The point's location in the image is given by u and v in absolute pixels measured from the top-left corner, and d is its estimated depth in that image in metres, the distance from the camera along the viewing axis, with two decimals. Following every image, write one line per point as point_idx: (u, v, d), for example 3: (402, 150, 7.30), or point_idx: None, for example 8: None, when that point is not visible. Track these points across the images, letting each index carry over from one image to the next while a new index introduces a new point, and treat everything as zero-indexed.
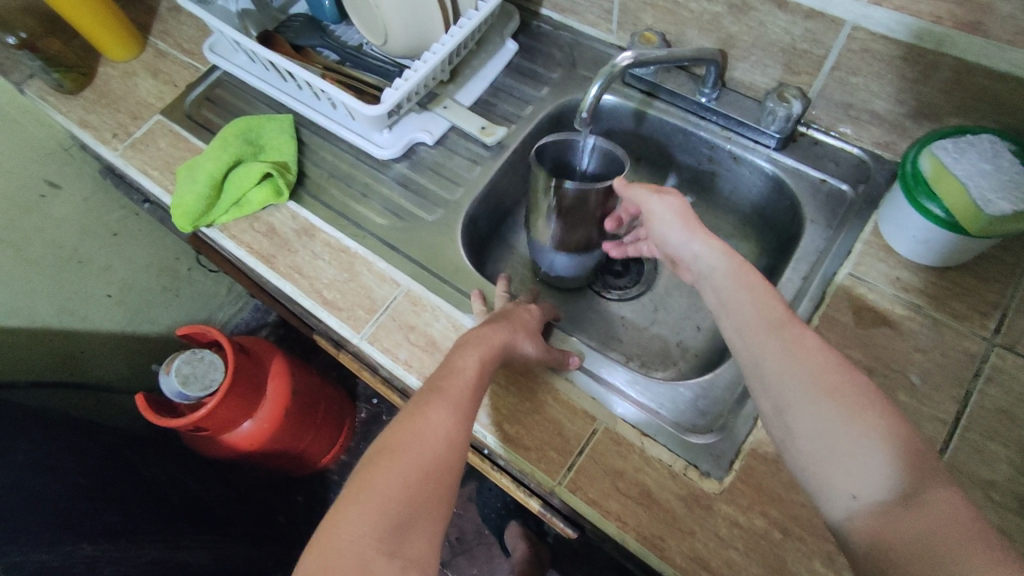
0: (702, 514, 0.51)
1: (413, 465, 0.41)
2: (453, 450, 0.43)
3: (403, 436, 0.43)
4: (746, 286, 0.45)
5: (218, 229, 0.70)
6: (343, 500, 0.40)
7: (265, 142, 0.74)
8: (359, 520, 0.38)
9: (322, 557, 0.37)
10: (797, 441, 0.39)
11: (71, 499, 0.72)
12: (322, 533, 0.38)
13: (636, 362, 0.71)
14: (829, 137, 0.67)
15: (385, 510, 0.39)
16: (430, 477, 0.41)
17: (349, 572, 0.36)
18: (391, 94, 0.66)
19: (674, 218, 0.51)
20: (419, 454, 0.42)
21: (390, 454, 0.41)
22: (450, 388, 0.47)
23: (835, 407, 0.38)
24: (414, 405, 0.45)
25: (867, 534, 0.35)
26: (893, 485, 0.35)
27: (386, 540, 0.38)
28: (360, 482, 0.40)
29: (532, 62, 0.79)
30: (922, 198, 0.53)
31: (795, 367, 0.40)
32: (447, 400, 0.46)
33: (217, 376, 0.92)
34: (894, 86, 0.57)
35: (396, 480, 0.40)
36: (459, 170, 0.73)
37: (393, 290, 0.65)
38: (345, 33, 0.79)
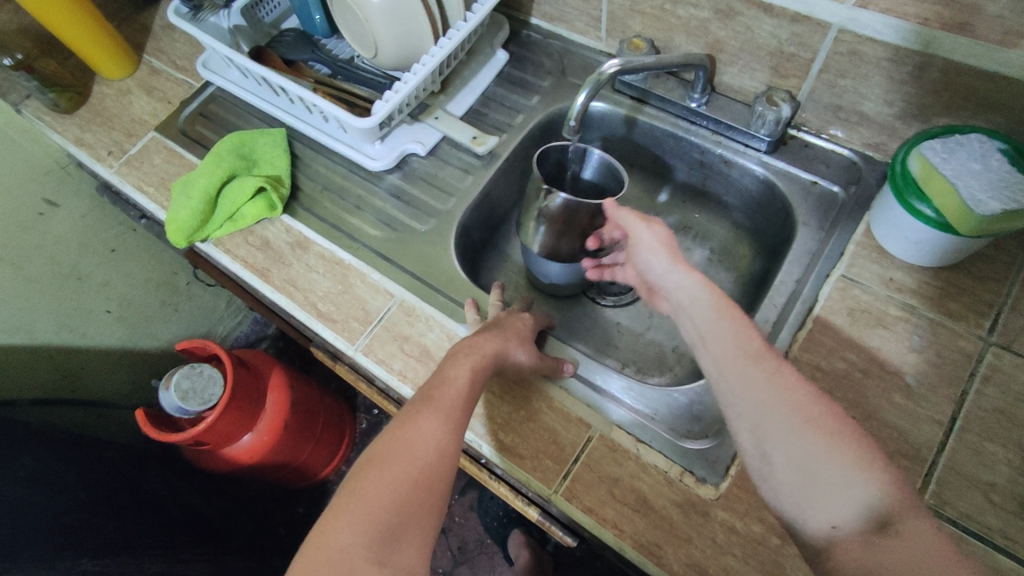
0: (699, 521, 0.51)
1: (405, 475, 0.41)
2: (447, 461, 0.43)
3: (395, 445, 0.43)
4: (725, 316, 0.46)
5: (212, 244, 0.71)
6: (333, 509, 0.40)
7: (258, 156, 0.74)
8: (350, 528, 0.38)
9: (310, 566, 0.37)
10: (771, 460, 0.39)
11: (71, 515, 0.72)
12: (311, 542, 0.38)
13: (632, 368, 0.71)
14: (820, 140, 0.67)
15: (376, 520, 0.39)
16: (422, 489, 0.41)
17: None
18: (382, 106, 0.66)
19: (660, 247, 0.52)
20: (411, 463, 0.42)
21: (381, 464, 0.41)
22: (439, 398, 0.47)
23: (807, 426, 0.39)
24: (405, 414, 0.45)
25: (841, 561, 0.35)
26: (862, 510, 0.36)
27: (375, 550, 0.38)
28: (352, 491, 0.40)
29: (522, 71, 0.79)
30: (912, 199, 0.53)
31: (771, 397, 0.40)
32: (439, 410, 0.46)
33: (217, 391, 0.92)
34: (882, 87, 0.57)
35: (386, 490, 0.40)
36: (451, 180, 0.73)
37: (387, 301, 0.65)
38: (336, 47, 0.79)
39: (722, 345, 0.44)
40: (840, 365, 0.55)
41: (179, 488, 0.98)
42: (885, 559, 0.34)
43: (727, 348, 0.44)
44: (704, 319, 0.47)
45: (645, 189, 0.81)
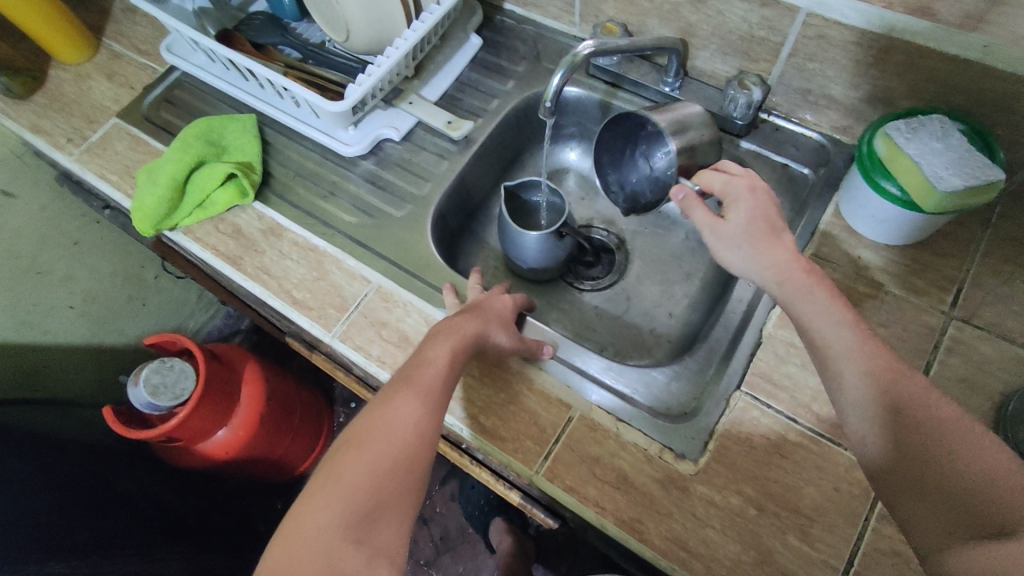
0: (679, 495, 0.52)
1: (381, 456, 0.41)
2: (424, 441, 0.43)
3: (369, 427, 0.43)
4: (823, 306, 0.46)
5: (181, 233, 0.69)
6: (310, 491, 0.40)
7: (228, 143, 0.73)
8: (327, 511, 0.39)
9: (290, 548, 0.38)
10: (863, 434, 0.43)
11: (39, 517, 0.70)
12: (289, 525, 0.39)
13: (610, 351, 0.72)
14: (790, 124, 0.68)
15: (351, 500, 0.39)
16: (400, 470, 0.42)
17: (315, 560, 0.37)
18: (354, 90, 0.65)
19: (741, 241, 0.51)
20: (388, 443, 0.42)
21: (356, 447, 0.42)
22: (417, 380, 0.46)
23: (911, 427, 0.40)
24: (383, 396, 0.45)
25: (953, 562, 0.36)
26: (978, 513, 0.37)
27: (350, 530, 0.38)
28: (330, 472, 0.41)
29: (496, 56, 0.79)
30: (878, 177, 0.54)
31: (881, 388, 0.42)
32: (416, 392, 0.45)
33: (188, 385, 0.91)
34: (849, 71, 0.59)
35: (361, 472, 0.41)
36: (427, 165, 0.72)
37: (364, 287, 0.64)
38: (306, 31, 0.77)
39: (815, 329, 0.46)
40: None
41: (153, 486, 0.96)
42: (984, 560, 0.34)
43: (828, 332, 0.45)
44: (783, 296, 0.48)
45: None
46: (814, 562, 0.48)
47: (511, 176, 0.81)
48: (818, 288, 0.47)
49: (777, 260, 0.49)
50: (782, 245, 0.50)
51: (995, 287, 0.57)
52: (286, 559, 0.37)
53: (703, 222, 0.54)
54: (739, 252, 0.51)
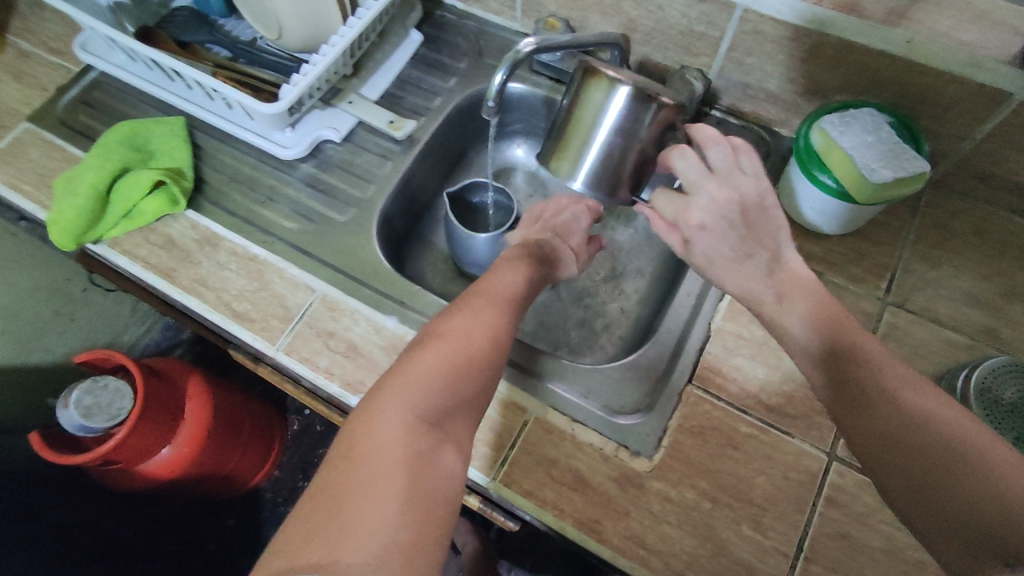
0: (635, 493, 0.52)
1: (461, 355, 0.45)
2: (497, 356, 0.47)
3: (449, 332, 0.46)
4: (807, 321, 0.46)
5: (107, 245, 0.65)
6: (394, 373, 0.43)
7: (154, 148, 0.68)
8: (411, 392, 0.42)
9: (370, 416, 0.40)
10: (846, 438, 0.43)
11: None
12: (369, 400, 0.41)
13: (564, 349, 0.71)
14: (730, 118, 0.69)
15: (432, 390, 0.42)
16: (474, 373, 0.45)
17: (395, 429, 0.40)
18: (290, 90, 0.62)
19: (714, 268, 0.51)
20: (466, 345, 0.46)
21: (434, 344, 0.45)
22: (490, 303, 0.50)
23: (899, 442, 0.39)
24: (460, 308, 0.49)
25: None
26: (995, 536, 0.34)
27: (428, 413, 0.41)
28: (408, 363, 0.44)
29: (438, 52, 0.77)
30: (815, 170, 0.55)
31: (859, 403, 0.41)
32: (489, 311, 0.49)
33: (125, 404, 0.87)
34: (785, 65, 0.60)
35: (441, 364, 0.44)
36: (370, 166, 0.70)
37: (307, 296, 0.62)
38: (236, 28, 0.73)
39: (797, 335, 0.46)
40: (756, 332, 0.58)
41: (92, 511, 0.95)
42: None
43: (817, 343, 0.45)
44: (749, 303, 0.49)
45: None
46: (767, 550, 0.50)
47: (457, 175, 0.79)
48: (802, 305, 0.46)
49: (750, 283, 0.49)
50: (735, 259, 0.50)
51: (926, 273, 0.59)
52: (369, 427, 0.40)
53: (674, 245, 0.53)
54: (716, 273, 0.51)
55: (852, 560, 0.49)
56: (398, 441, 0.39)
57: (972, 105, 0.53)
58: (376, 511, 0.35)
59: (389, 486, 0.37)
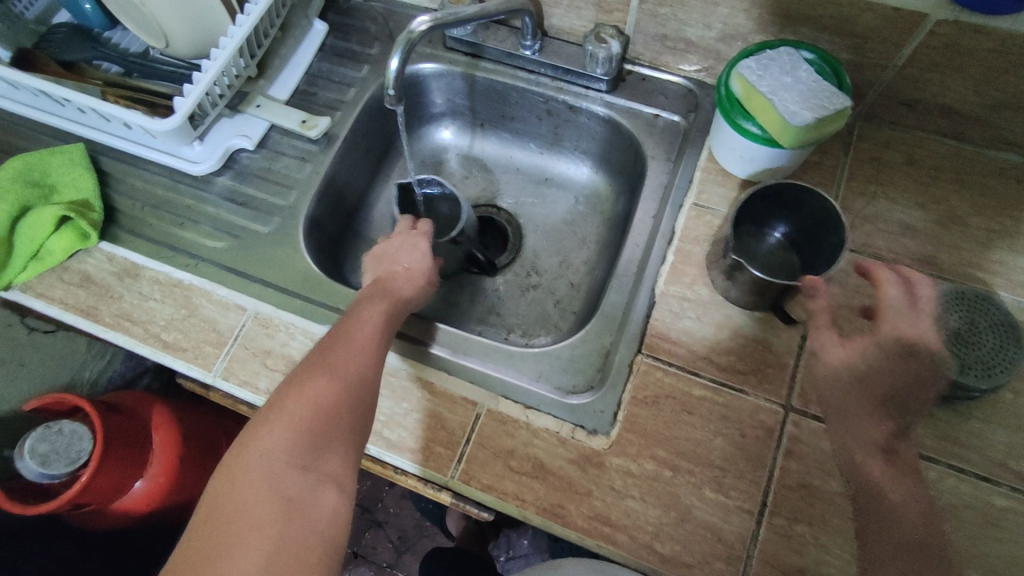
0: (595, 472, 0.51)
1: (329, 396, 0.45)
2: (369, 387, 0.48)
3: (316, 371, 0.46)
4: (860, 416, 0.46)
5: (21, 291, 0.61)
6: (259, 423, 0.43)
7: (55, 180, 0.64)
8: (278, 443, 0.42)
9: (236, 469, 0.41)
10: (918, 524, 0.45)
11: None
12: (235, 454, 0.42)
13: (517, 332, 0.69)
14: (655, 72, 0.67)
15: (300, 437, 0.43)
16: (345, 411, 0.45)
17: (261, 480, 0.40)
18: (182, 102, 0.57)
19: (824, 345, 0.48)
20: (331, 383, 0.46)
21: (297, 389, 0.45)
22: (358, 333, 0.50)
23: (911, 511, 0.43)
24: (331, 342, 0.49)
25: None
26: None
27: (298, 460, 0.42)
28: (271, 413, 0.44)
29: (347, 40, 0.73)
30: (738, 119, 0.54)
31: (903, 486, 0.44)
32: (355, 342, 0.50)
33: (84, 446, 0.84)
34: (698, 11, 0.57)
35: (306, 405, 0.44)
36: (289, 171, 0.66)
37: (239, 316, 0.59)
38: (124, 39, 0.68)
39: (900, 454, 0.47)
40: (701, 292, 0.57)
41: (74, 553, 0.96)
42: None
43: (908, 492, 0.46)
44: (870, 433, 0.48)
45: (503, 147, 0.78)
46: (731, 509, 0.49)
47: (388, 165, 0.76)
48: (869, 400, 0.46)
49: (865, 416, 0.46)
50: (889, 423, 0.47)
51: (864, 209, 0.58)
52: (235, 485, 0.40)
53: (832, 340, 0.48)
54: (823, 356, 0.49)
55: (814, 508, 0.49)
56: (267, 496, 0.40)
57: (891, 30, 0.51)
58: (242, 569, 0.37)
59: (258, 541, 0.38)
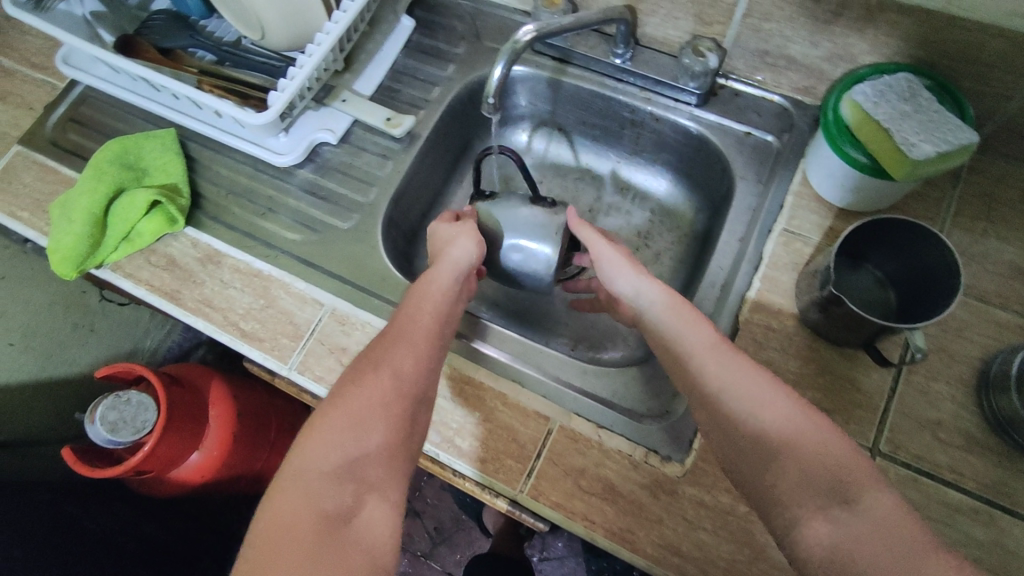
0: (667, 500, 0.50)
1: (377, 399, 0.44)
2: (418, 388, 0.47)
3: (365, 372, 0.46)
4: (680, 314, 0.50)
5: (110, 270, 0.63)
6: (308, 431, 0.43)
7: (147, 164, 0.66)
8: (327, 450, 0.42)
9: (290, 477, 0.41)
10: (806, 481, 0.39)
11: None
12: (289, 461, 0.42)
13: (584, 344, 0.68)
14: (748, 87, 0.64)
15: (346, 444, 0.42)
16: (394, 414, 0.45)
17: (313, 486, 0.40)
18: (277, 97, 0.58)
19: (618, 260, 0.57)
20: (379, 385, 0.45)
21: (348, 391, 0.45)
22: (408, 331, 0.50)
23: (778, 412, 0.41)
24: (381, 343, 0.49)
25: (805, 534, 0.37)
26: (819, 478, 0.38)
27: (345, 467, 0.41)
28: (320, 423, 0.43)
29: (433, 38, 0.72)
30: (845, 146, 0.51)
31: (737, 377, 0.44)
32: (405, 339, 0.49)
33: (149, 417, 0.87)
34: (807, 29, 0.55)
35: (355, 406, 0.44)
36: (370, 168, 0.67)
37: (317, 311, 0.60)
38: (219, 28, 0.70)
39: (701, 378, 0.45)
40: (787, 322, 0.55)
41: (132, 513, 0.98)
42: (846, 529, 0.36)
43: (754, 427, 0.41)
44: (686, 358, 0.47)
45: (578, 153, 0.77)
46: None
47: (463, 166, 0.76)
48: (683, 305, 0.51)
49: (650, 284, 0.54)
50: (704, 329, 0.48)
51: (968, 247, 0.55)
52: (287, 494, 0.40)
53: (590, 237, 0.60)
54: (624, 276, 0.55)
55: None
56: (314, 506, 0.39)
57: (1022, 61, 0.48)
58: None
59: (304, 552, 0.37)
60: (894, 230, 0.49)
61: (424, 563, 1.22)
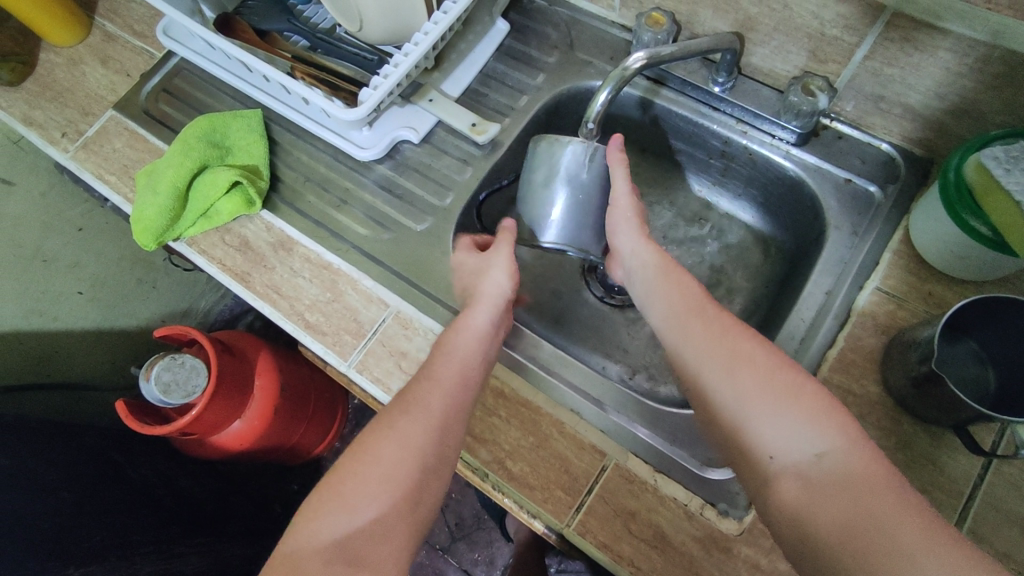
0: (721, 558, 0.48)
1: (382, 475, 0.45)
2: (431, 464, 0.46)
3: (378, 440, 0.46)
4: (670, 278, 0.51)
5: (186, 244, 0.64)
6: (317, 498, 0.45)
7: (232, 143, 0.67)
8: (328, 523, 0.43)
9: (295, 550, 0.43)
10: (784, 444, 0.40)
11: (57, 518, 0.70)
12: (297, 528, 0.44)
13: (643, 374, 0.66)
14: (855, 131, 0.60)
15: (346, 517, 0.43)
16: (397, 490, 0.45)
17: (311, 563, 0.42)
18: (370, 94, 0.57)
19: (624, 218, 0.56)
20: (386, 454, 0.46)
21: (361, 457, 0.46)
22: (428, 393, 0.49)
23: (764, 393, 0.41)
24: (402, 400, 0.49)
25: (780, 498, 0.39)
26: (799, 445, 0.39)
27: (343, 546, 0.43)
28: (328, 495, 0.45)
29: (525, 43, 0.71)
30: (964, 214, 0.48)
31: (712, 345, 0.45)
32: (426, 405, 0.48)
33: (200, 382, 0.88)
34: (935, 79, 0.51)
35: (360, 481, 0.45)
36: (449, 171, 0.66)
37: (381, 311, 0.60)
38: (315, 13, 0.70)
39: (680, 344, 0.47)
40: (869, 389, 0.51)
41: (170, 468, 0.97)
42: (825, 505, 0.37)
43: (731, 390, 0.42)
44: (668, 327, 0.49)
45: (657, 177, 0.75)
46: None
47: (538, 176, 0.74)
48: (675, 270, 0.52)
49: (642, 243, 0.54)
50: (689, 290, 0.50)
51: None
52: (290, 566, 0.42)
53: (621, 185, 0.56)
54: (621, 227, 0.56)
55: None
56: None
57: None
58: None
59: None
60: (1008, 312, 0.45)
61: (440, 556, 1.23)
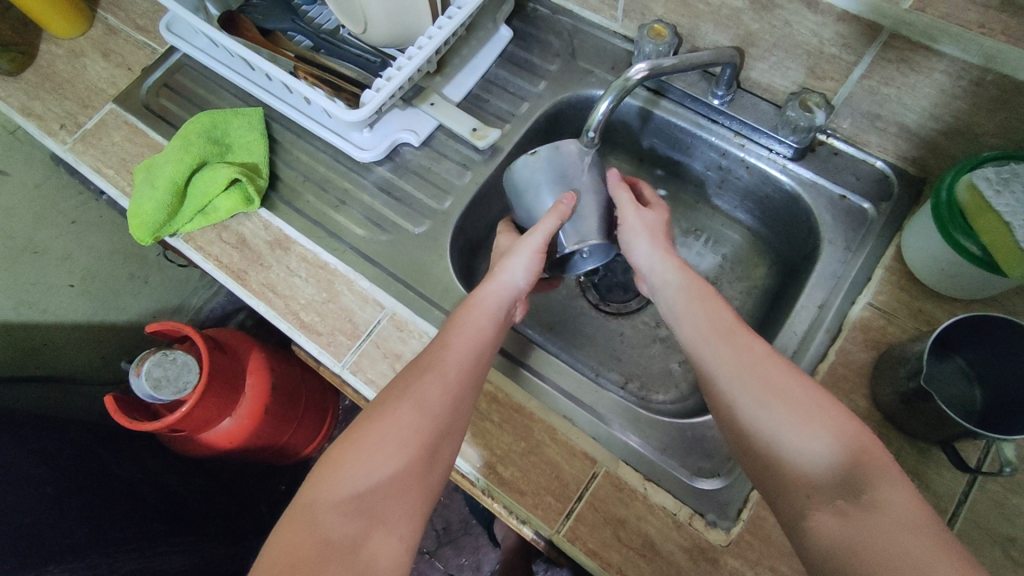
0: (708, 568, 0.48)
1: (395, 438, 0.45)
2: (445, 440, 0.46)
3: (394, 405, 0.46)
4: (696, 299, 0.51)
5: (182, 239, 0.64)
6: (334, 455, 0.45)
7: (232, 141, 0.67)
8: (342, 482, 0.43)
9: (307, 508, 0.42)
10: (814, 459, 0.40)
11: (35, 513, 0.69)
12: (311, 486, 0.43)
13: (635, 383, 0.67)
14: (850, 148, 0.61)
15: (363, 473, 0.43)
16: (411, 452, 0.44)
17: (325, 515, 0.41)
18: (373, 96, 0.57)
19: (643, 231, 0.56)
20: (403, 422, 0.45)
21: (378, 421, 0.46)
22: (445, 364, 0.49)
23: (792, 412, 0.42)
24: (419, 364, 0.50)
25: (815, 522, 0.38)
26: (825, 455, 0.40)
27: (356, 501, 0.42)
28: (345, 454, 0.44)
29: (527, 51, 0.71)
30: (956, 233, 0.48)
31: (740, 362, 0.45)
32: (439, 376, 0.48)
33: (191, 378, 0.87)
34: (930, 100, 0.51)
35: (376, 449, 0.44)
36: (448, 175, 0.66)
37: (377, 313, 0.60)
38: (319, 14, 0.71)
39: (708, 367, 0.47)
40: (858, 404, 0.52)
41: (158, 465, 0.95)
42: (857, 527, 0.36)
43: (765, 413, 0.43)
44: (694, 350, 0.48)
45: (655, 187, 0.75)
46: None
47: None
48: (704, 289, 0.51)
49: (667, 262, 0.54)
50: (718, 315, 0.49)
51: None
52: (303, 519, 0.41)
53: (625, 199, 0.57)
54: (641, 243, 0.55)
55: None
56: (318, 533, 0.40)
57: None
58: None
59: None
60: (999, 331, 0.46)
61: (427, 561, 1.22)
